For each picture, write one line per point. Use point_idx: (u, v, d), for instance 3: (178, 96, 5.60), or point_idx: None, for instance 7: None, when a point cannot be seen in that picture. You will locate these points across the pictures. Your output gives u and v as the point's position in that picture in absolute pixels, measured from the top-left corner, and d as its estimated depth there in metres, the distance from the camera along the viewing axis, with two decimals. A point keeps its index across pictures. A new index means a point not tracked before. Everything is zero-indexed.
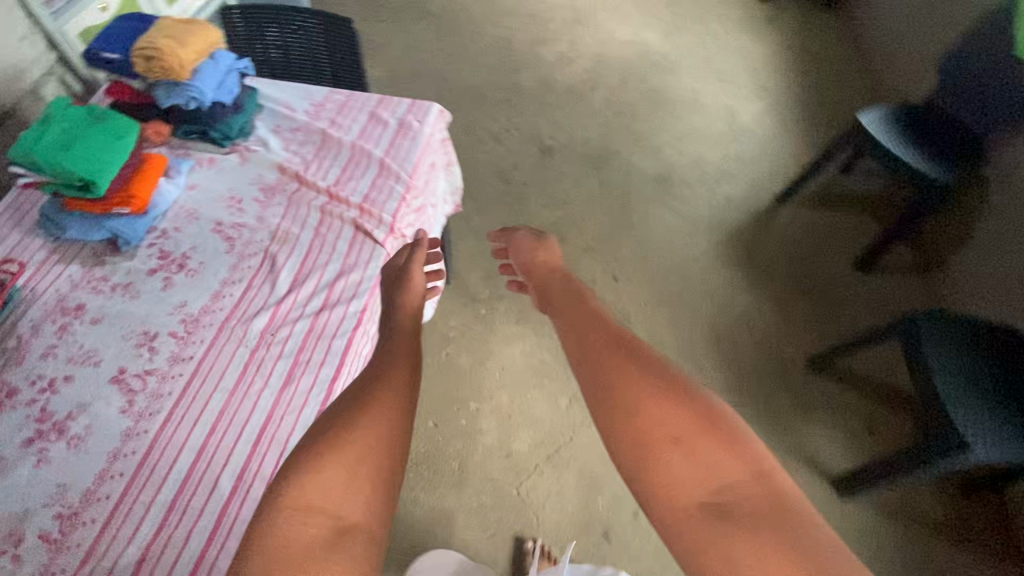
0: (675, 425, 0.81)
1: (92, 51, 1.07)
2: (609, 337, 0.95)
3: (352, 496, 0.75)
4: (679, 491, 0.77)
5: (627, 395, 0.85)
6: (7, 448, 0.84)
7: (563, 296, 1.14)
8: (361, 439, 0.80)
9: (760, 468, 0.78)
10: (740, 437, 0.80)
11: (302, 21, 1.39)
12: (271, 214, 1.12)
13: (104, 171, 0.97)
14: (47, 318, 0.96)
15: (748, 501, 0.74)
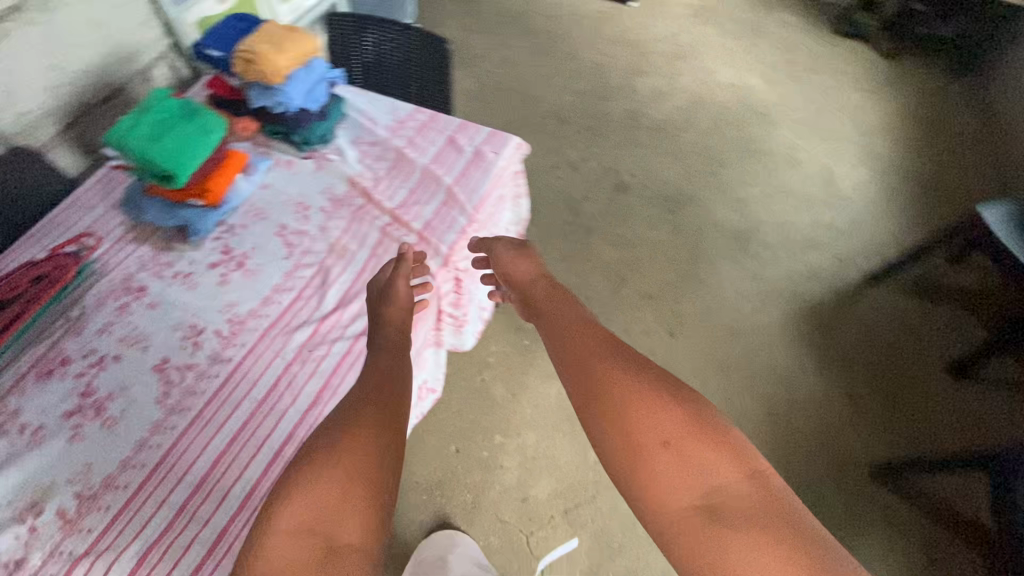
0: (662, 423, 0.72)
1: (200, 48, 1.12)
2: (595, 341, 0.85)
3: (344, 514, 0.67)
4: (668, 492, 0.68)
5: (615, 402, 0.76)
6: (49, 416, 0.88)
7: (551, 298, 1.02)
8: (357, 451, 0.72)
9: (749, 464, 0.69)
10: (728, 434, 0.72)
11: (400, 36, 1.40)
12: (333, 226, 1.12)
13: (186, 166, 1.00)
14: (110, 295, 1.01)
15: (744, 500, 0.65)
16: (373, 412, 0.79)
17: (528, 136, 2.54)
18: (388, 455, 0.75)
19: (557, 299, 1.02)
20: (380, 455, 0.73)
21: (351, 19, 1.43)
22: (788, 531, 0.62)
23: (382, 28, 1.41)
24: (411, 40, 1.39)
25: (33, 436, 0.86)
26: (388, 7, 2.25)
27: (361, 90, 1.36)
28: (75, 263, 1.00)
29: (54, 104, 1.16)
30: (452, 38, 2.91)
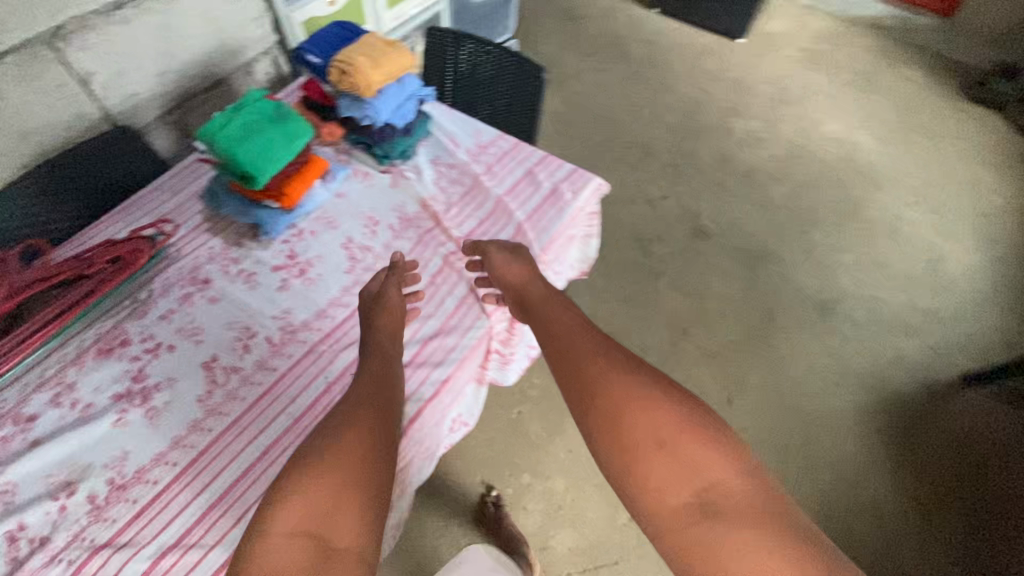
0: (657, 424, 0.70)
1: (300, 52, 1.13)
2: (590, 350, 0.82)
3: (339, 516, 0.66)
4: (663, 489, 0.66)
5: (613, 404, 0.73)
6: (100, 396, 0.90)
7: (542, 305, 0.95)
8: (348, 457, 0.72)
9: (744, 461, 0.67)
10: (721, 433, 0.69)
11: (498, 59, 1.37)
12: (397, 246, 1.11)
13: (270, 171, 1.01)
14: (177, 283, 1.03)
15: (738, 499, 0.63)
16: (364, 419, 0.79)
17: (608, 165, 2.46)
18: (377, 456, 0.75)
19: (547, 305, 0.95)
20: (373, 458, 0.74)
21: (450, 36, 1.41)
22: (783, 527, 0.60)
23: (480, 48, 1.38)
24: (508, 65, 1.36)
25: (82, 413, 0.89)
26: (489, 21, 2.25)
27: (449, 108, 1.35)
28: (150, 247, 1.03)
29: None
30: (547, 55, 2.88)
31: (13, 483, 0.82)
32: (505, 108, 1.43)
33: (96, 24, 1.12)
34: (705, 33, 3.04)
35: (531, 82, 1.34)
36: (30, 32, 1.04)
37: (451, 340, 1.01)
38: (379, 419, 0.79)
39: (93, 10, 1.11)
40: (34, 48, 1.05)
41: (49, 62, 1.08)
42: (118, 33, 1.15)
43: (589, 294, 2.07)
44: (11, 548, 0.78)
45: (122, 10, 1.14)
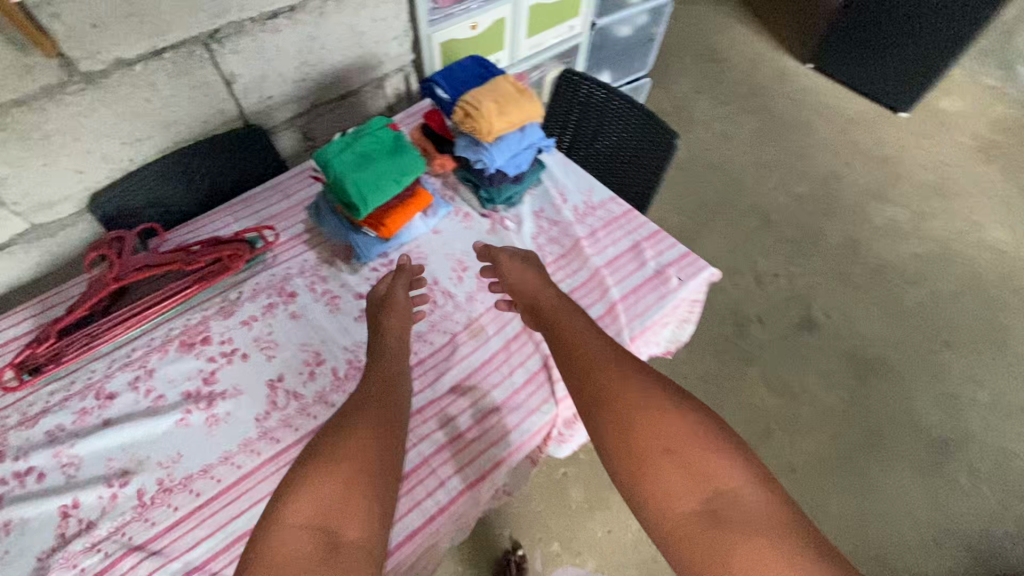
0: (666, 431, 0.65)
1: (430, 84, 1.12)
2: (602, 361, 0.77)
3: (346, 510, 0.63)
4: (672, 495, 0.62)
5: (623, 412, 0.69)
6: (171, 390, 0.93)
7: (556, 313, 0.88)
8: (360, 448, 0.70)
9: (757, 467, 0.63)
10: (732, 439, 0.65)
11: (630, 115, 1.27)
12: (479, 299, 1.06)
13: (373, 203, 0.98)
14: (265, 291, 1.05)
15: (750, 509, 0.58)
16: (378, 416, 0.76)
17: (720, 227, 2.27)
18: (388, 453, 0.72)
19: (563, 314, 0.88)
20: (381, 454, 0.71)
21: (586, 81, 1.34)
22: (796, 536, 0.56)
23: (614, 100, 1.30)
24: (640, 123, 1.26)
25: (153, 403, 0.92)
26: (628, 57, 2.14)
27: (567, 159, 1.28)
28: (250, 251, 1.05)
29: (294, 96, 1.20)
30: (680, 96, 2.72)
31: (79, 458, 0.86)
32: (624, 167, 1.33)
33: (252, 29, 1.03)
34: (863, 100, 2.73)
35: (660, 146, 1.22)
36: (189, 32, 0.97)
37: (512, 419, 0.93)
38: (386, 417, 0.76)
39: (254, 15, 1.02)
40: (191, 47, 0.99)
41: (201, 62, 1.01)
42: (269, 40, 1.06)
43: (667, 363, 1.93)
44: (61, 524, 0.81)
45: (280, 17, 1.05)
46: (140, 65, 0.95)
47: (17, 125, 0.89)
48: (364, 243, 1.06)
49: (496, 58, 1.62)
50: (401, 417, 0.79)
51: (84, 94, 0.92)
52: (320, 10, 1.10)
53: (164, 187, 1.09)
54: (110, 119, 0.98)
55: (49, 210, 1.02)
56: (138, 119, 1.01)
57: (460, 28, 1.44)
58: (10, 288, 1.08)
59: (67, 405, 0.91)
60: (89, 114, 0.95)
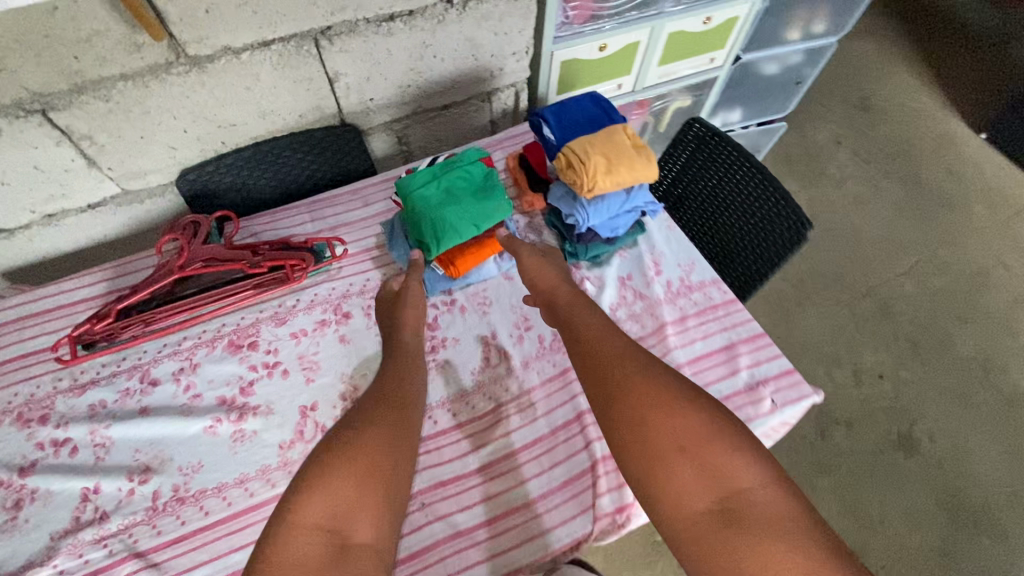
0: (680, 429, 0.64)
1: (538, 118, 1.00)
2: (618, 357, 0.74)
3: (356, 513, 0.61)
4: (685, 494, 0.61)
5: (637, 411, 0.66)
6: (209, 392, 0.91)
7: (575, 313, 0.84)
8: (374, 446, 0.67)
9: (769, 465, 0.61)
10: (745, 435, 0.64)
11: (757, 189, 1.08)
12: (535, 368, 0.95)
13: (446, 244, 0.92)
14: (321, 305, 1.00)
15: (765, 510, 0.58)
16: (390, 406, 0.74)
17: (827, 306, 2.00)
18: (399, 451, 0.68)
19: (583, 315, 0.83)
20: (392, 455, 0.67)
21: (713, 136, 1.15)
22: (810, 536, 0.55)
23: (741, 166, 1.10)
24: (767, 201, 1.07)
25: (188, 401, 0.90)
26: (769, 97, 1.89)
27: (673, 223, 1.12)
28: (315, 262, 1.01)
29: (395, 101, 1.13)
30: (816, 143, 2.40)
31: (111, 440, 0.87)
32: (737, 243, 1.15)
33: (365, 31, 0.96)
34: None
35: (788, 234, 1.04)
36: (301, 26, 0.91)
37: (539, 523, 0.82)
38: (396, 414, 0.72)
39: (370, 16, 0.95)
40: (301, 42, 0.93)
41: (307, 57, 0.96)
42: (380, 42, 0.99)
43: None
44: (79, 507, 0.81)
45: (396, 20, 0.98)
46: (246, 54, 0.91)
47: (121, 98, 0.88)
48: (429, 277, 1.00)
49: (620, 82, 1.47)
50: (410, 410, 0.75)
51: (188, 76, 0.89)
52: (440, 18, 1.01)
53: (250, 173, 1.07)
54: (210, 102, 0.95)
55: (142, 178, 1.02)
56: (236, 106, 0.98)
57: (586, 48, 1.30)
58: (97, 243, 1.11)
59: (114, 381, 0.91)
60: (189, 96, 0.92)
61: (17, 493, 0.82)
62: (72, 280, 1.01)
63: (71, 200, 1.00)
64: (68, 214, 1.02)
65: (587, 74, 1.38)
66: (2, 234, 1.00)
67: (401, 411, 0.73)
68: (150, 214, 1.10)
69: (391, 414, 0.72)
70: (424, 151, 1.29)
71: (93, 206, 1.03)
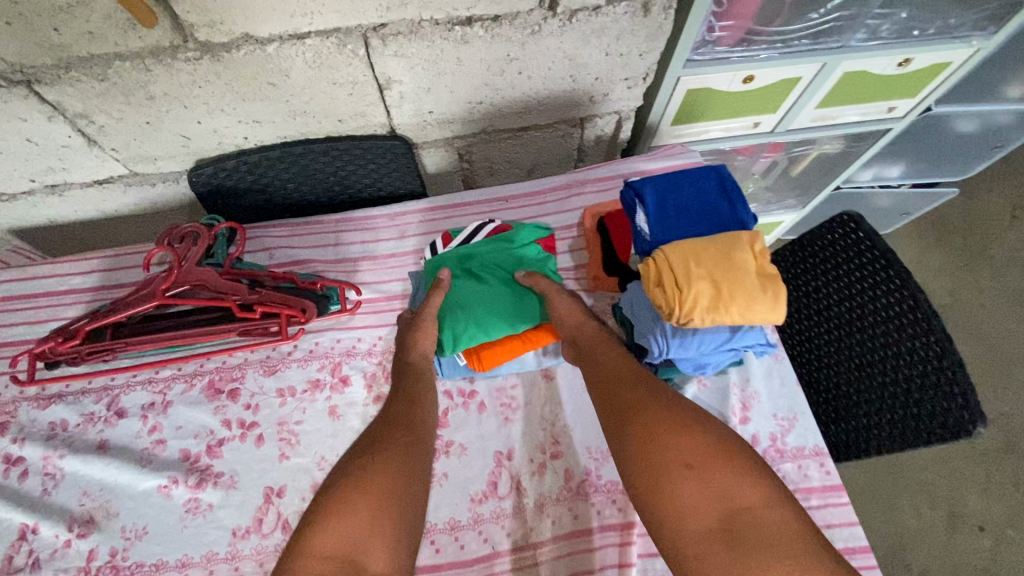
0: (685, 443, 0.60)
1: (634, 193, 0.74)
2: (628, 369, 0.69)
3: (373, 535, 0.55)
4: (686, 512, 0.57)
5: (645, 426, 0.62)
6: (174, 442, 0.79)
7: (591, 340, 0.73)
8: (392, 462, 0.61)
9: (774, 484, 0.57)
10: (750, 453, 0.60)
11: (913, 341, 0.78)
12: (550, 514, 0.75)
13: (470, 333, 0.77)
14: (320, 361, 0.84)
15: (772, 531, 0.54)
16: (406, 412, 0.68)
17: None
18: (416, 472, 0.62)
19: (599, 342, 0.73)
20: (411, 476, 0.61)
21: (870, 248, 0.83)
22: (819, 552, 0.52)
23: (899, 303, 0.80)
24: (922, 362, 0.77)
25: (150, 447, 0.79)
26: (948, 158, 1.46)
27: (781, 353, 0.85)
28: (318, 311, 0.83)
29: (460, 117, 0.89)
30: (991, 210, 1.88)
31: (61, 474, 0.77)
32: (857, 391, 0.87)
33: (430, 34, 0.73)
34: None
35: (939, 419, 0.75)
36: (347, 18, 0.69)
37: None
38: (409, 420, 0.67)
39: (440, 16, 0.71)
40: (345, 40, 0.71)
41: (352, 58, 0.74)
42: (449, 50, 0.75)
43: None
44: (13, 546, 0.73)
45: (474, 25, 0.73)
46: (274, 46, 0.71)
47: (119, 79, 0.71)
48: (448, 360, 0.82)
49: (757, 121, 1.13)
50: (424, 417, 0.69)
51: (199, 64, 0.71)
52: (534, 29, 0.75)
53: (276, 176, 0.90)
54: (228, 96, 0.77)
55: (151, 163, 0.88)
56: (261, 102, 0.79)
57: (724, 78, 0.97)
58: (107, 217, 0.99)
59: (81, 401, 0.81)
60: (203, 85, 0.74)
61: None
62: (67, 264, 0.90)
63: (74, 174, 0.87)
64: (74, 186, 0.90)
65: (714, 108, 1.06)
66: (5, 196, 0.90)
67: (414, 421, 0.67)
68: (164, 198, 0.96)
69: (405, 426, 0.66)
70: (490, 172, 1.05)
71: (99, 182, 0.90)
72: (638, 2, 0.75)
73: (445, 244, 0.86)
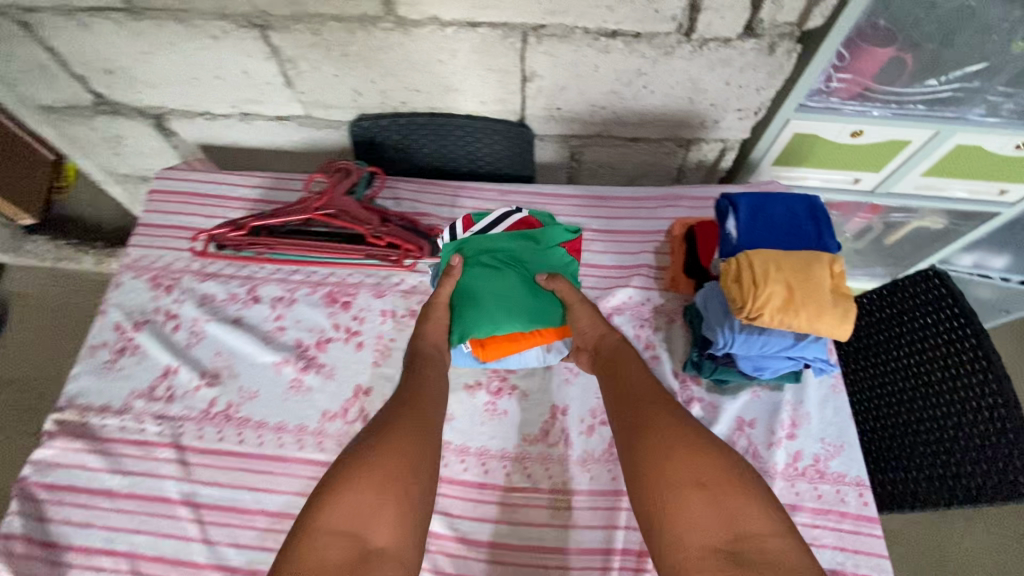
0: (700, 465, 0.66)
1: (728, 204, 0.82)
2: (652, 390, 0.75)
3: (377, 513, 0.62)
4: (695, 530, 0.62)
5: (661, 442, 0.68)
6: (292, 331, 0.95)
7: (615, 354, 0.80)
8: (397, 452, 0.67)
9: (783, 516, 0.63)
10: (760, 483, 0.66)
11: (980, 402, 0.81)
12: (590, 469, 0.83)
13: (474, 325, 0.83)
14: (419, 295, 0.98)
15: (780, 559, 0.58)
16: (415, 403, 0.74)
17: None
18: (423, 459, 0.68)
19: (621, 357, 0.80)
20: (417, 462, 0.68)
21: (953, 306, 0.87)
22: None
23: (970, 363, 0.83)
24: (986, 422, 0.80)
25: (273, 330, 0.95)
26: None
27: (840, 384, 0.88)
28: (431, 253, 0.99)
29: (583, 117, 1.02)
30: None
31: (204, 334, 0.95)
32: (913, 442, 0.88)
33: (579, 40, 0.86)
34: None
35: (994, 478, 0.77)
36: (516, 16, 0.84)
37: None
38: (423, 403, 0.74)
39: (591, 27, 0.85)
40: (509, 34, 0.86)
41: (510, 49, 0.89)
42: (592, 56, 0.88)
43: None
44: (158, 379, 0.91)
45: (618, 38, 0.86)
46: (452, 29, 0.87)
47: (328, 36, 0.90)
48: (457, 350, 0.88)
49: (859, 177, 1.17)
50: (436, 399, 0.76)
51: (391, 34, 0.89)
52: (668, 50, 0.87)
53: (417, 139, 1.07)
54: (402, 64, 0.94)
55: (325, 109, 1.07)
56: (426, 74, 0.96)
57: (834, 128, 1.04)
58: (274, 148, 1.20)
59: (229, 282, 1.00)
60: (387, 52, 0.92)
61: (126, 343, 0.95)
62: (238, 177, 1.11)
63: (265, 108, 1.09)
64: (260, 117, 1.12)
65: (817, 157, 1.12)
66: (209, 116, 1.13)
67: (423, 398, 0.75)
68: (323, 140, 1.15)
69: (411, 416, 0.72)
70: (594, 173, 1.17)
71: (280, 118, 1.11)
72: (765, 41, 0.85)
73: (466, 227, 0.92)
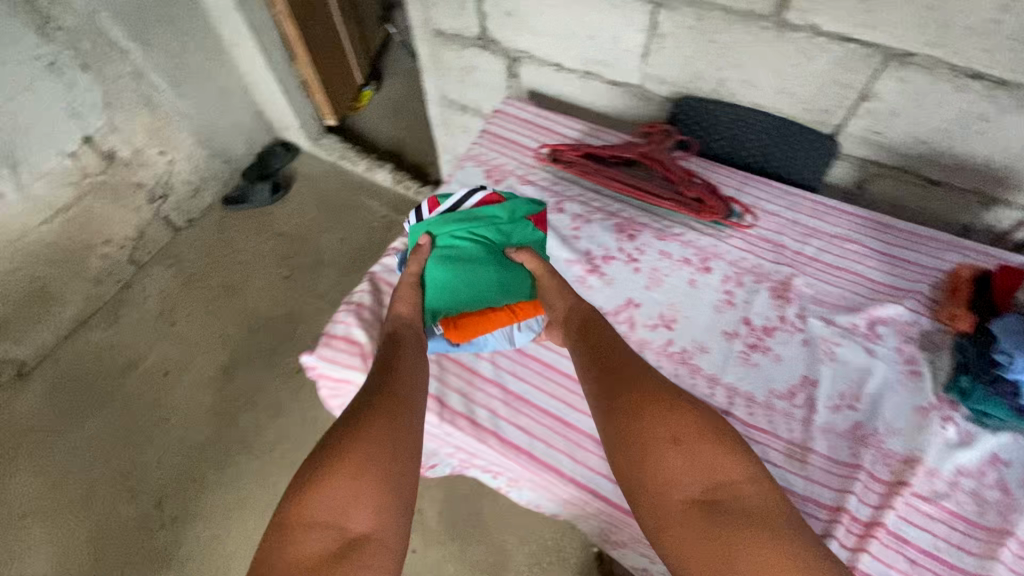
0: (676, 426, 0.75)
1: None
2: (629, 363, 0.83)
3: (356, 504, 0.68)
4: (675, 483, 0.71)
5: (641, 404, 0.77)
6: (583, 242, 1.14)
7: (589, 321, 0.91)
8: (370, 438, 0.73)
9: (753, 468, 0.74)
10: (729, 436, 0.77)
11: None
12: (828, 439, 0.89)
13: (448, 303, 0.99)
14: (696, 249, 1.12)
15: (749, 501, 0.70)
16: (399, 379, 0.82)
17: None
18: (402, 444, 0.74)
19: (593, 324, 0.90)
20: (396, 437, 0.74)
21: None
22: (793, 527, 0.69)
23: None
24: None
25: (569, 236, 1.16)
26: None
27: None
28: (723, 215, 1.14)
29: (896, 146, 1.11)
30: None
31: None
32: None
33: (939, 73, 0.97)
34: None
35: None
36: (889, 41, 0.97)
37: None
38: (400, 378, 0.82)
39: (957, 65, 0.95)
40: (873, 53, 1.00)
41: (867, 67, 1.02)
42: (943, 91, 0.98)
43: None
44: None
45: (979, 80, 0.95)
46: (824, 39, 1.02)
47: (707, 23, 1.10)
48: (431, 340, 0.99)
49: None
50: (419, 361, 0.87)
51: (765, 32, 1.06)
52: None
53: (728, 129, 1.23)
54: (756, 61, 1.12)
55: (658, 85, 1.28)
56: (773, 73, 1.12)
57: None
58: (593, 107, 1.45)
59: (543, 193, 1.24)
60: (752, 46, 1.09)
61: None
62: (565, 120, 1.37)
63: (609, 71, 1.32)
64: (598, 78, 1.36)
65: None
66: (557, 68, 1.40)
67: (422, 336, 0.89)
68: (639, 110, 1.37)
69: (389, 402, 0.78)
70: (873, 206, 1.26)
71: (615, 83, 1.34)
72: None
73: (431, 209, 1.12)
